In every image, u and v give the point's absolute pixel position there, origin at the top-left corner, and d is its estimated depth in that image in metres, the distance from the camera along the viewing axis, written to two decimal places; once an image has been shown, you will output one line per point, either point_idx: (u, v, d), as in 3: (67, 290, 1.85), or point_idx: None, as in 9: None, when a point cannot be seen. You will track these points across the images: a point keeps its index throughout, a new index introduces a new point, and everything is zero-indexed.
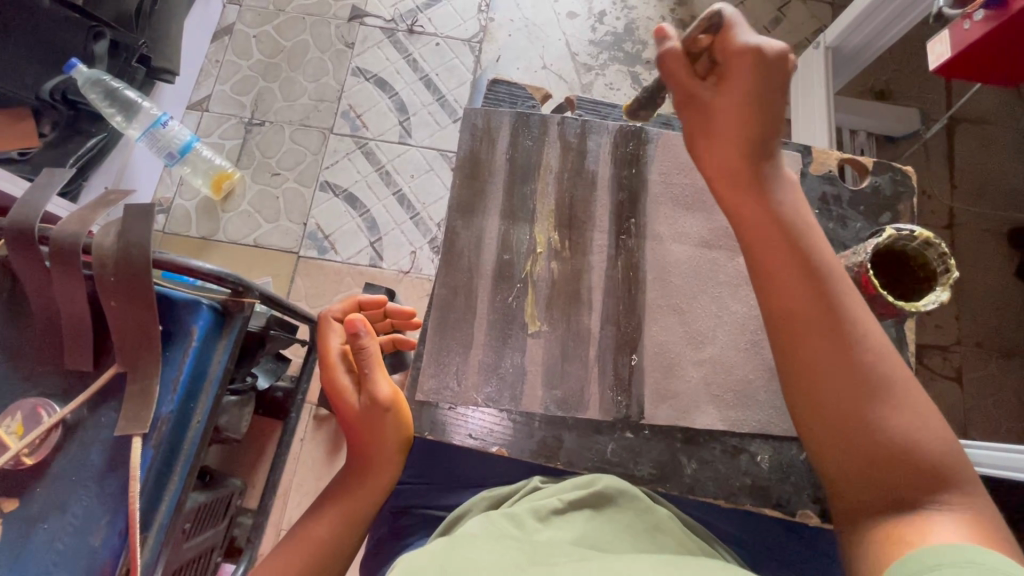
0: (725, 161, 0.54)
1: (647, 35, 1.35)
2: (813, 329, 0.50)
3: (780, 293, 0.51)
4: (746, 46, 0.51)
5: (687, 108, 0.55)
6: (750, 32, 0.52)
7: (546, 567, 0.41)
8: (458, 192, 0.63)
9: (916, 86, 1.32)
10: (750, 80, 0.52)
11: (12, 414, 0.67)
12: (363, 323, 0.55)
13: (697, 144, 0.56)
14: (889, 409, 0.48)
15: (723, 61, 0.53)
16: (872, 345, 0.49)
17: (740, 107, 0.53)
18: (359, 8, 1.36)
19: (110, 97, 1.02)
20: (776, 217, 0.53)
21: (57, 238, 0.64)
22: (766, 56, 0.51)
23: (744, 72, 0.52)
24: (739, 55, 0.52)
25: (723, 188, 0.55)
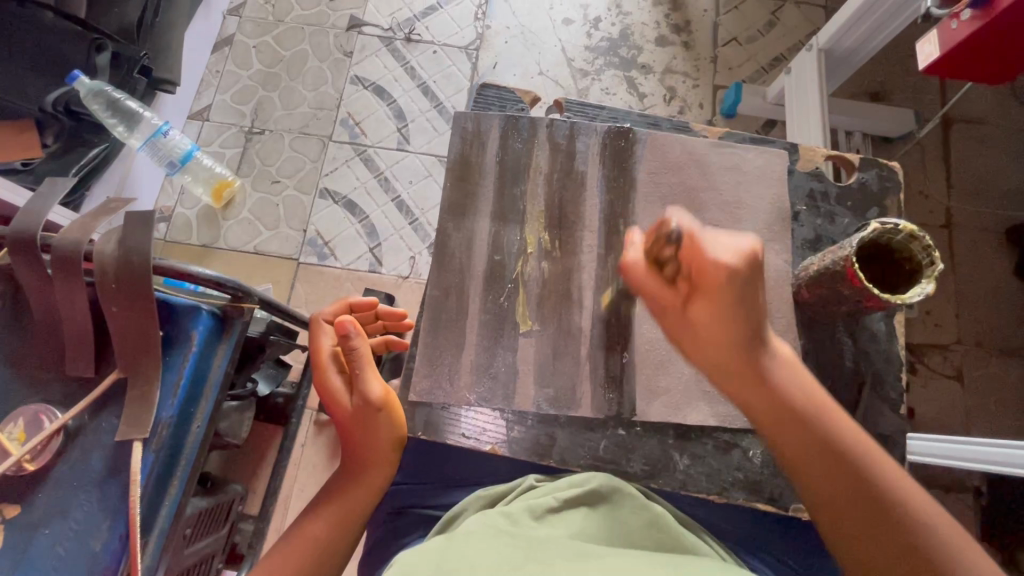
0: (704, 323, 0.52)
1: (642, 40, 1.37)
2: (816, 466, 0.49)
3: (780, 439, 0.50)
4: (717, 262, 0.50)
5: (665, 312, 0.54)
6: (713, 234, 0.51)
7: (539, 563, 0.40)
8: (449, 194, 0.63)
9: (910, 87, 1.33)
10: (727, 289, 0.50)
11: (13, 420, 0.67)
12: (353, 324, 0.55)
13: (685, 342, 0.53)
14: (903, 518, 0.46)
15: (692, 274, 0.52)
16: (873, 467, 0.48)
17: (716, 307, 0.51)
18: (357, 17, 1.38)
19: (112, 107, 1.04)
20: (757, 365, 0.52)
21: (58, 247, 0.65)
22: (735, 266, 0.49)
23: (714, 290, 0.50)
24: (709, 270, 0.50)
25: (704, 358, 0.53)
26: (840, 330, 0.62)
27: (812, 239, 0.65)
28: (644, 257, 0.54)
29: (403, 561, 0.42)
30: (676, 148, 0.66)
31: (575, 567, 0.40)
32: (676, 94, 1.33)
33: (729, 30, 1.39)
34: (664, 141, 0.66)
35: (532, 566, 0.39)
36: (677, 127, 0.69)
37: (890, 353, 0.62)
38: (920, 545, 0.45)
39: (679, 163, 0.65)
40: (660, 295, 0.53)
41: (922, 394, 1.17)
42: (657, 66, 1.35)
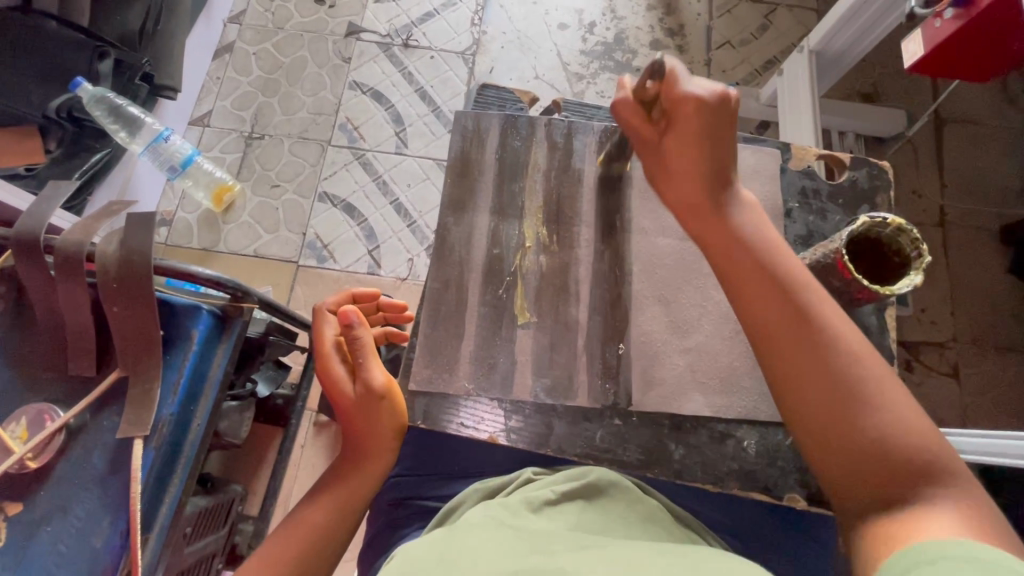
0: (684, 193, 0.54)
1: (637, 44, 1.39)
2: (788, 339, 0.48)
3: (748, 305, 0.50)
4: (690, 94, 0.53)
5: (643, 151, 0.57)
6: (695, 81, 0.54)
7: (546, 555, 0.41)
8: (449, 190, 0.65)
9: (902, 87, 1.34)
10: (696, 117, 0.52)
11: (17, 419, 0.68)
12: (356, 314, 0.55)
13: (659, 181, 0.56)
14: (864, 408, 0.45)
15: (670, 106, 0.54)
16: (841, 348, 0.47)
17: (695, 138, 0.53)
18: (356, 24, 1.40)
19: (114, 113, 1.05)
20: (741, 245, 0.52)
21: (61, 247, 0.66)
22: (708, 101, 0.52)
23: (691, 124, 0.53)
24: (682, 103, 0.53)
25: (688, 219, 0.54)
26: None
27: (804, 234, 0.66)
28: (632, 97, 0.56)
29: (406, 553, 0.42)
30: None
31: (575, 557, 0.40)
32: None
33: (722, 34, 1.40)
34: None
35: (540, 559, 0.40)
36: None
37: (879, 343, 0.63)
38: (862, 443, 0.45)
39: None
40: (639, 127, 0.56)
41: (920, 391, 1.17)
42: None
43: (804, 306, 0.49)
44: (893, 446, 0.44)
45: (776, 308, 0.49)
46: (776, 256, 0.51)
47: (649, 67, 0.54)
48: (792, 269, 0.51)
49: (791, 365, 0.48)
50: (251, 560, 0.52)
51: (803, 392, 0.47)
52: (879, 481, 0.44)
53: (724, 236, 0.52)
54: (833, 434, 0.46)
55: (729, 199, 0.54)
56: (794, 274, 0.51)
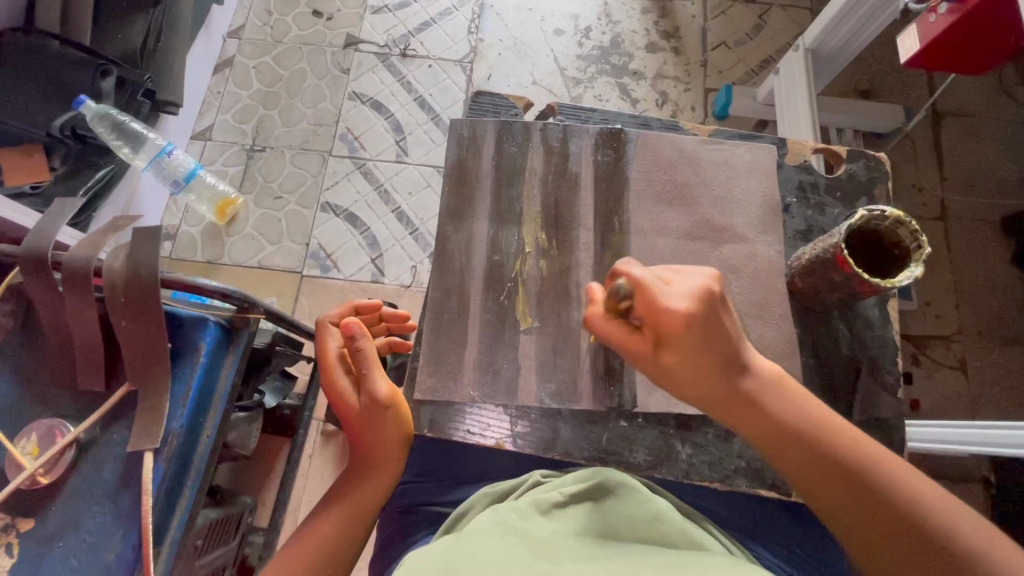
0: (702, 370, 0.52)
1: (633, 48, 1.40)
2: (828, 482, 0.51)
3: (785, 458, 0.52)
4: (671, 308, 0.48)
5: (636, 360, 0.54)
6: (668, 280, 0.50)
7: (550, 564, 0.41)
8: (448, 198, 0.65)
9: (899, 83, 1.35)
10: (686, 336, 0.49)
11: (27, 435, 0.68)
12: (358, 326, 0.56)
13: (665, 384, 0.53)
14: (917, 523, 0.48)
15: (647, 318, 0.50)
16: (880, 477, 0.50)
17: (695, 344, 0.50)
18: (353, 36, 1.41)
19: (117, 129, 1.07)
20: (763, 411, 0.52)
21: (68, 263, 0.66)
22: (698, 303, 0.49)
23: (683, 333, 0.49)
24: (671, 320, 0.49)
25: (706, 399, 0.53)
26: (834, 317, 0.63)
27: (803, 229, 0.66)
28: (602, 302, 0.54)
29: (414, 558, 0.42)
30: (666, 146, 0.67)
31: (580, 568, 0.40)
32: (668, 99, 1.36)
33: (717, 35, 1.41)
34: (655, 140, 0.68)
35: (544, 569, 0.40)
36: (666, 127, 0.72)
37: (883, 338, 0.63)
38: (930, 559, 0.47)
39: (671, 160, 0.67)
40: (619, 333, 0.52)
41: (926, 385, 1.17)
42: (648, 71, 1.38)
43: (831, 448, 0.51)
44: (954, 548, 0.47)
45: (807, 465, 0.51)
46: (799, 409, 0.52)
47: (611, 277, 0.51)
48: (819, 417, 0.52)
49: (840, 509, 0.50)
50: (263, 569, 0.52)
51: (848, 504, 0.50)
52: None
53: (751, 421, 0.53)
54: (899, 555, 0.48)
55: (739, 373, 0.53)
56: (817, 421, 0.52)
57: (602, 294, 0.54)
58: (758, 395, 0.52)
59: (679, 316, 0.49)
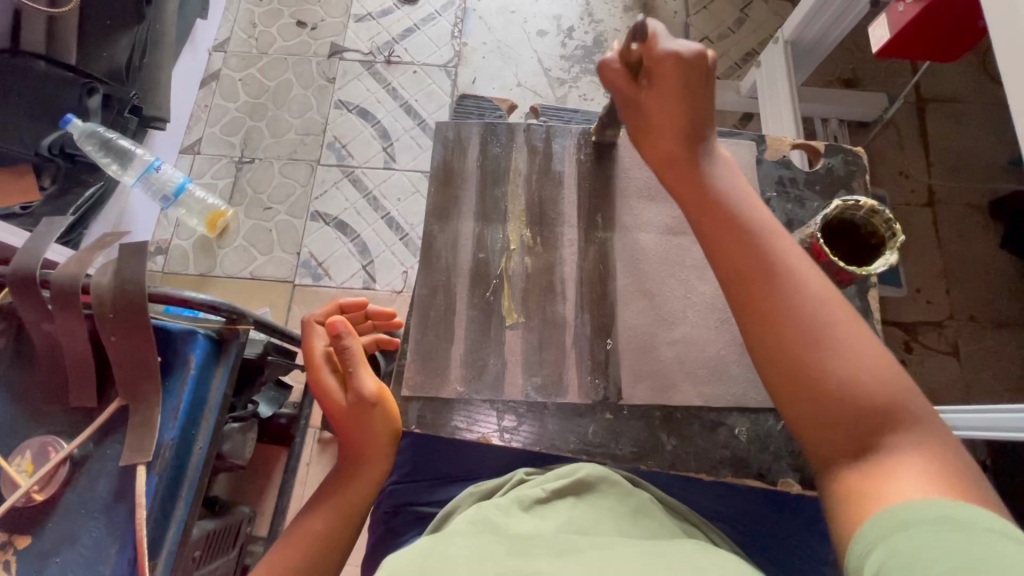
0: (664, 132, 0.54)
1: (615, 46, 1.40)
2: (760, 288, 0.47)
3: (716, 249, 0.50)
4: (667, 53, 0.52)
5: (625, 109, 0.57)
6: (672, 39, 0.53)
7: (522, 559, 0.41)
8: (429, 201, 0.66)
9: (883, 71, 1.35)
10: (673, 75, 0.52)
11: (22, 452, 0.69)
12: (344, 324, 0.57)
13: (637, 131, 0.56)
14: (837, 363, 0.44)
15: (651, 68, 0.54)
16: (818, 305, 0.46)
17: (675, 89, 0.53)
18: (338, 44, 1.42)
19: (105, 147, 1.09)
20: (704, 185, 0.52)
21: (56, 282, 0.67)
22: (689, 62, 0.52)
23: (671, 75, 0.53)
24: (662, 60, 0.53)
25: (658, 166, 0.55)
26: None
27: (784, 222, 0.66)
28: (619, 61, 0.56)
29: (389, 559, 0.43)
30: None
31: (555, 561, 0.40)
32: None
33: (700, 30, 1.42)
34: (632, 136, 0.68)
35: (515, 565, 0.40)
36: None
37: None
38: (843, 403, 0.43)
39: None
40: (619, 87, 0.56)
41: (920, 372, 1.17)
42: None
43: (772, 252, 0.48)
44: (861, 398, 0.43)
45: (736, 252, 0.49)
46: (735, 200, 0.51)
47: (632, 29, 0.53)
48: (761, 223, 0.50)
49: (767, 321, 0.46)
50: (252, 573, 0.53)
51: (779, 336, 0.46)
52: (852, 431, 0.43)
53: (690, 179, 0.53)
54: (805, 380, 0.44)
55: (702, 151, 0.54)
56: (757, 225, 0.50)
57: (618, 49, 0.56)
58: (711, 195, 0.51)
59: (661, 102, 0.54)
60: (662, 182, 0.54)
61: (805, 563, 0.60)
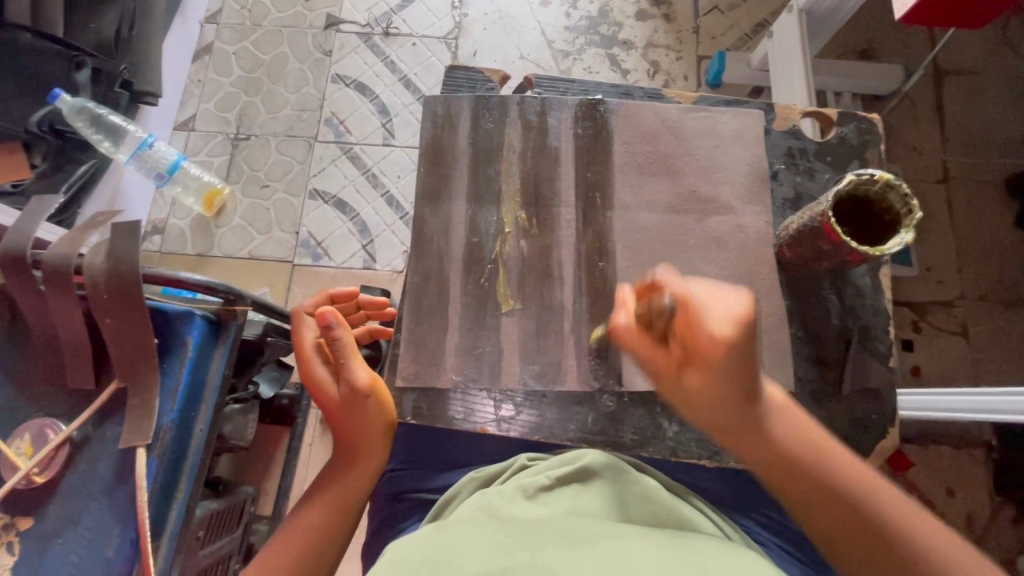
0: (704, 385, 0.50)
1: (622, 16, 1.35)
2: (798, 481, 0.50)
3: (784, 487, 0.50)
4: (713, 332, 0.47)
5: (661, 377, 0.52)
6: (709, 293, 0.49)
7: (532, 551, 0.39)
8: (421, 180, 0.63)
9: (900, 42, 1.30)
10: (722, 357, 0.48)
11: (20, 435, 0.68)
12: (334, 315, 0.55)
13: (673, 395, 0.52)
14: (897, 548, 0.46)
15: (688, 334, 0.49)
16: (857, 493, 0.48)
17: (720, 343, 0.48)
18: (334, 16, 1.37)
19: (96, 123, 1.04)
20: (766, 444, 0.50)
21: (48, 262, 0.65)
22: (737, 329, 0.47)
23: (713, 350, 0.48)
24: (705, 332, 0.48)
25: (701, 411, 0.51)
26: (826, 289, 0.61)
27: (792, 198, 0.64)
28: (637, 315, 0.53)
29: (391, 552, 0.41)
30: (647, 116, 0.65)
31: (563, 553, 0.39)
32: (660, 68, 1.32)
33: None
34: (637, 110, 0.65)
35: (524, 557, 0.38)
36: (650, 95, 0.67)
37: (874, 306, 0.61)
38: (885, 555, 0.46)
39: (652, 130, 0.64)
40: (651, 353, 0.52)
41: (927, 352, 1.16)
42: (638, 41, 1.34)
43: (818, 471, 0.49)
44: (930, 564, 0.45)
45: (802, 492, 0.50)
46: (812, 459, 0.50)
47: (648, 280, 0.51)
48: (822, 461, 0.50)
49: (817, 516, 0.49)
50: (253, 560, 0.53)
51: (818, 518, 0.49)
52: None
53: (752, 443, 0.51)
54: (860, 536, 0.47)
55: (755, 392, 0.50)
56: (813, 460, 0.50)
57: (634, 304, 0.53)
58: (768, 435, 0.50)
59: (718, 339, 0.47)
60: (680, 406, 0.52)
61: (811, 548, 0.59)
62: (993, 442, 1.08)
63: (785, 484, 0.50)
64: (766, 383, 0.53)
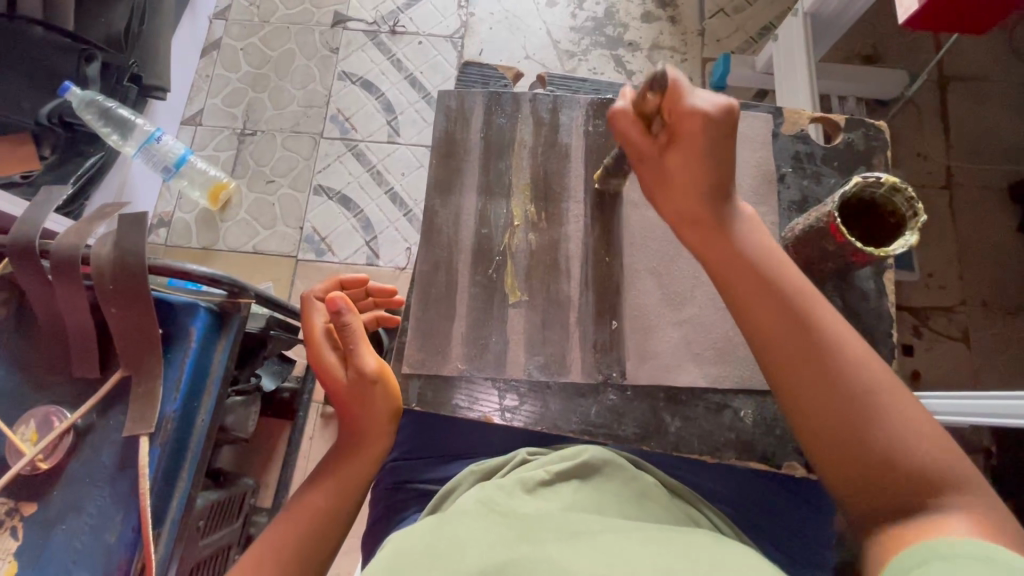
0: (682, 185, 0.52)
1: (627, 18, 1.36)
2: (774, 313, 0.49)
3: (752, 310, 0.50)
4: (695, 109, 0.50)
5: (642, 167, 0.54)
6: (699, 92, 0.51)
7: (532, 543, 0.40)
8: (433, 172, 0.63)
9: (905, 47, 1.30)
10: (701, 136, 0.50)
11: (27, 421, 0.69)
12: (344, 301, 0.55)
13: (659, 197, 0.54)
14: (872, 426, 0.45)
15: (673, 122, 0.51)
16: (836, 351, 0.47)
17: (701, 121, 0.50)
18: (341, 13, 1.38)
19: (105, 116, 1.05)
20: (742, 258, 0.51)
21: (56, 252, 0.66)
22: (714, 118, 0.50)
23: (695, 135, 0.51)
24: (688, 116, 0.51)
25: (681, 209, 0.53)
26: (830, 290, 0.61)
27: (799, 200, 0.63)
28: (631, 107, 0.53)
29: (394, 544, 0.42)
30: None
31: (563, 546, 0.40)
32: None
33: (715, 2, 1.37)
34: None
35: (525, 550, 0.39)
36: None
37: (878, 309, 0.61)
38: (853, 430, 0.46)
39: None
40: (635, 137, 0.53)
41: (927, 357, 1.16)
42: (643, 42, 1.34)
43: (804, 313, 0.49)
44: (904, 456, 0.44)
45: (776, 320, 0.49)
46: (780, 272, 0.51)
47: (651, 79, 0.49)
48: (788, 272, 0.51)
49: (794, 368, 0.48)
50: (257, 541, 0.53)
51: (800, 382, 0.48)
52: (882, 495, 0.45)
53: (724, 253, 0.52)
54: (840, 408, 0.46)
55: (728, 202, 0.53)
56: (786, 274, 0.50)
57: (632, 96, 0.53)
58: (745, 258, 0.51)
59: (696, 113, 0.50)
60: (658, 187, 0.54)
61: (807, 548, 0.60)
62: (992, 449, 1.08)
63: (766, 331, 0.49)
64: (756, 230, 0.53)
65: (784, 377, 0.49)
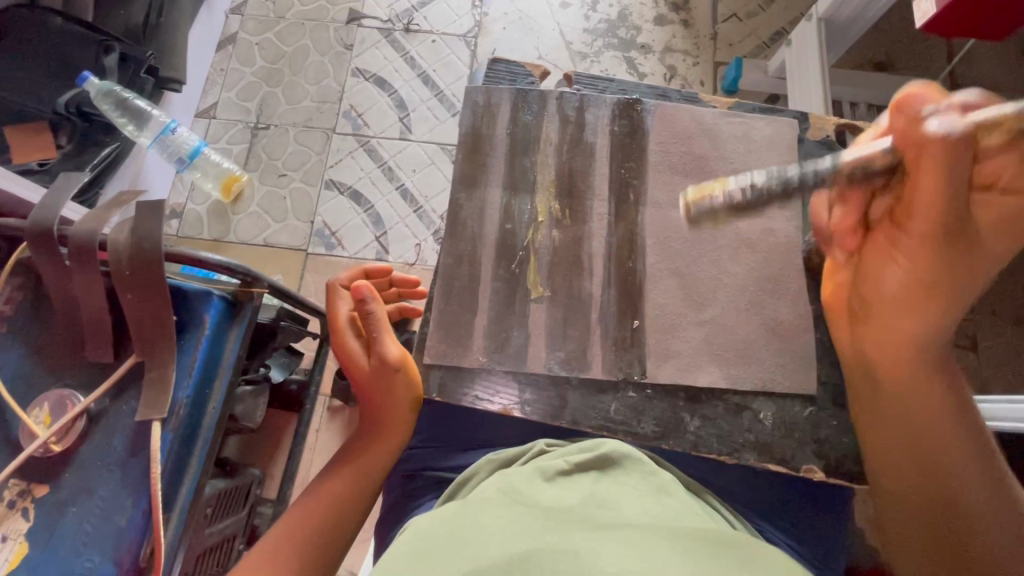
0: (904, 280, 0.49)
1: (640, 21, 1.36)
2: (914, 382, 0.51)
3: (880, 359, 0.52)
4: (940, 136, 0.43)
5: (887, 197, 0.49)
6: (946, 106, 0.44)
7: (558, 534, 0.40)
8: (460, 166, 0.64)
9: (918, 55, 1.30)
10: (935, 174, 0.43)
11: (40, 404, 0.70)
12: (369, 290, 0.57)
13: (878, 263, 0.51)
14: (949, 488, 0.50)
15: (912, 165, 0.45)
16: (936, 414, 0.50)
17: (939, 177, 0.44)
18: (356, 11, 1.39)
19: (121, 106, 1.05)
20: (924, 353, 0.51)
21: (74, 237, 0.67)
22: (961, 149, 0.42)
23: (934, 197, 0.45)
24: (931, 146, 0.43)
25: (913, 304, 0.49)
26: None
27: None
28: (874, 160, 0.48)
29: (416, 531, 0.43)
30: (684, 118, 0.65)
31: (586, 536, 0.40)
32: (676, 73, 1.33)
33: (729, 6, 1.38)
34: (673, 111, 0.66)
35: (551, 540, 0.39)
36: (685, 97, 0.69)
37: None
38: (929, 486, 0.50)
39: (687, 131, 0.65)
40: (873, 173, 0.48)
41: None
42: (656, 45, 1.35)
43: (934, 383, 0.51)
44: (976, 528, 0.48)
45: (910, 372, 0.51)
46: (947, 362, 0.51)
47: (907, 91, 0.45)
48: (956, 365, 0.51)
49: (889, 406, 0.52)
50: (277, 522, 0.54)
51: (883, 425, 0.52)
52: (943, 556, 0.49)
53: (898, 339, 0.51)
54: (917, 464, 0.51)
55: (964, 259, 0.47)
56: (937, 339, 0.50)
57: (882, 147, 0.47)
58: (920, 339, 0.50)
59: (926, 201, 0.45)
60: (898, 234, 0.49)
61: (822, 550, 0.60)
62: None
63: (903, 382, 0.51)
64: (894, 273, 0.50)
65: (875, 418, 0.53)
